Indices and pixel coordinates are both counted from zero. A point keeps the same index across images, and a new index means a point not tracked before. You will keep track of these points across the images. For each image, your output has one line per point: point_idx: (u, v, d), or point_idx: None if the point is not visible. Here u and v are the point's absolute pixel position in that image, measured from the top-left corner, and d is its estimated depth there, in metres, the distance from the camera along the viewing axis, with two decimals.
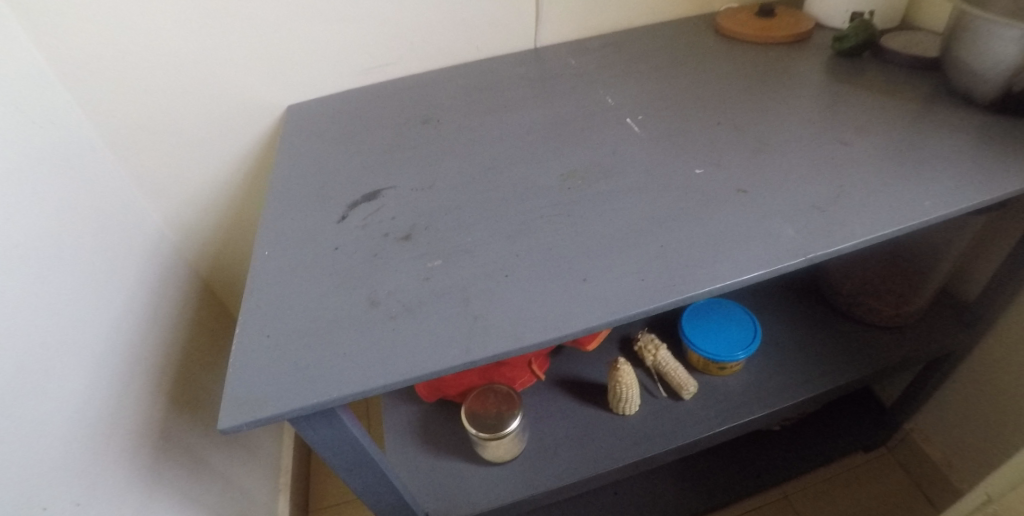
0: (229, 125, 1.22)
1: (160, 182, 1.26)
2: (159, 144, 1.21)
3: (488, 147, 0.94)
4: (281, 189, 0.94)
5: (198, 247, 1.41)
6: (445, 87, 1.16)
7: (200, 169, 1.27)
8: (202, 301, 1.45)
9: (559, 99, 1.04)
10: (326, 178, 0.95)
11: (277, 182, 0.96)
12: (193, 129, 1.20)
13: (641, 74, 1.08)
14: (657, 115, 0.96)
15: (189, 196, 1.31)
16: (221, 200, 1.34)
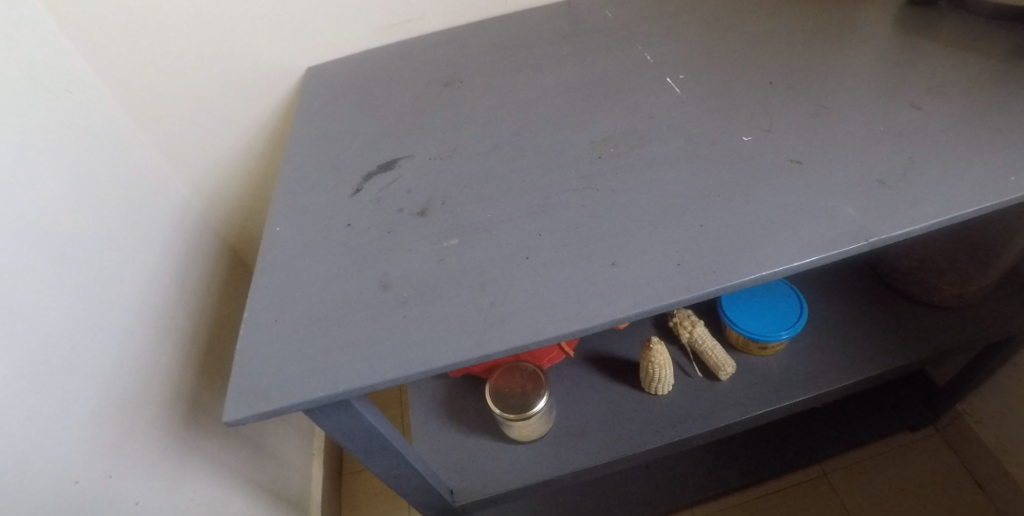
0: (247, 88, 1.18)
1: (180, 147, 1.23)
2: (178, 109, 1.17)
3: (515, 111, 0.87)
4: (297, 159, 0.90)
5: (225, 213, 1.40)
6: (469, 44, 1.08)
7: (219, 134, 1.24)
8: (232, 265, 1.45)
9: (591, 56, 0.95)
10: (343, 146, 0.90)
11: (294, 153, 0.92)
12: (211, 93, 1.16)
13: (683, 27, 0.98)
14: (700, 74, 0.86)
15: (210, 162, 1.28)
16: (243, 166, 1.31)
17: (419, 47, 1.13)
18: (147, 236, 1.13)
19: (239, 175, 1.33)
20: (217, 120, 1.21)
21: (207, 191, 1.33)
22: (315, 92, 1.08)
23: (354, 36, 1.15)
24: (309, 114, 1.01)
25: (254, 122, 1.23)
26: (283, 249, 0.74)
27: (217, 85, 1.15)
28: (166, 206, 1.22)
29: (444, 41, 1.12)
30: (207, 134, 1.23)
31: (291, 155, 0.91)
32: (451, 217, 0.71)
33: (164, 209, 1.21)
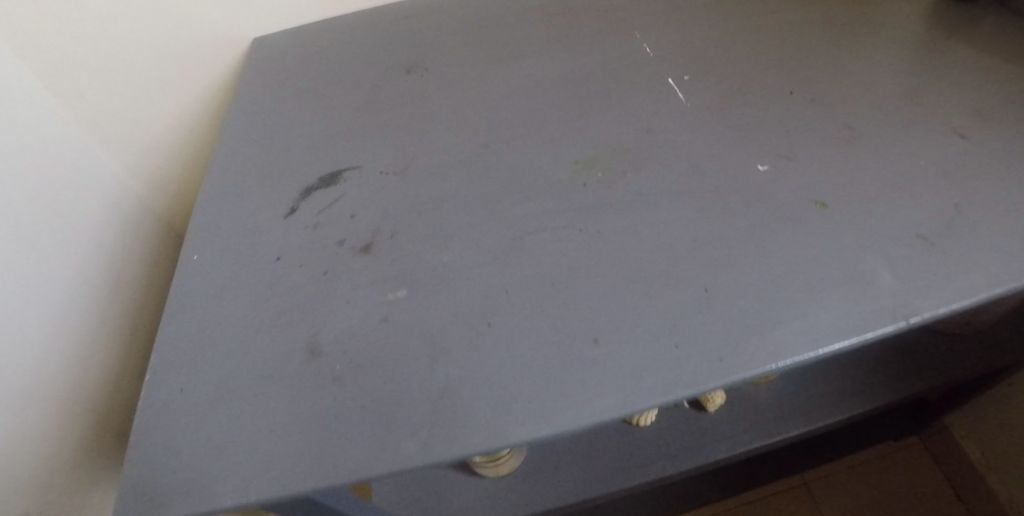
0: (185, 43, 0.96)
1: (109, 116, 0.99)
2: (104, 68, 0.94)
3: (486, 104, 0.72)
4: (227, 159, 0.75)
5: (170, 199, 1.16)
6: (439, 15, 0.92)
7: (159, 103, 1.01)
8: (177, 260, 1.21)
9: (581, 42, 0.80)
10: (281, 143, 0.75)
11: (223, 149, 0.77)
12: (146, 51, 0.94)
13: (689, 13, 0.83)
14: (709, 75, 0.73)
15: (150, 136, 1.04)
16: (192, 145, 1.08)
17: (382, 16, 0.96)
18: (76, 225, 0.90)
19: (186, 156, 1.09)
20: (155, 86, 0.99)
21: (148, 175, 1.08)
22: (258, 66, 0.92)
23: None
24: (246, 98, 0.85)
25: (199, 93, 1.02)
26: (203, 288, 0.61)
27: (153, 43, 0.94)
28: (96, 187, 0.98)
29: (411, 9, 0.95)
30: (143, 102, 1.00)
31: (220, 153, 0.76)
32: (402, 257, 0.58)
33: (95, 191, 0.97)
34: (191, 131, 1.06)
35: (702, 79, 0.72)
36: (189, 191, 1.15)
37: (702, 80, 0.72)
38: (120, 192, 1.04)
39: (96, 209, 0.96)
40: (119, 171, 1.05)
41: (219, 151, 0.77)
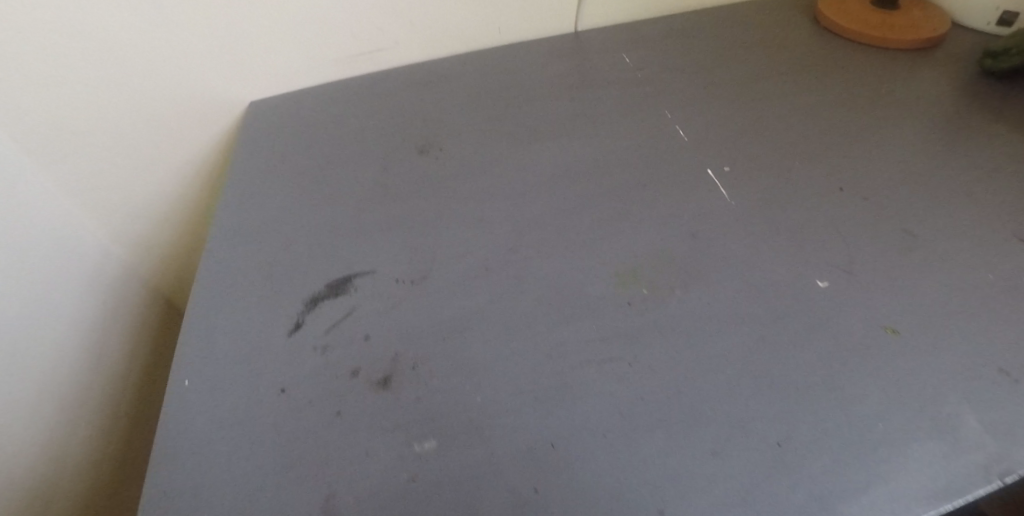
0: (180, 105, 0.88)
1: (98, 182, 0.89)
2: (91, 128, 0.84)
3: (509, 198, 0.66)
4: (218, 251, 0.67)
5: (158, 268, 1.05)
6: (451, 87, 0.87)
7: (152, 166, 0.92)
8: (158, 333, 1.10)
9: (607, 121, 0.74)
10: (280, 235, 0.68)
11: (214, 239, 0.68)
12: (137, 111, 0.86)
13: (721, 91, 0.78)
14: (751, 167, 0.67)
15: (145, 206, 0.96)
16: (191, 216, 1.01)
17: (388, 86, 0.90)
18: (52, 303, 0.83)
19: (185, 228, 1.02)
20: (147, 148, 0.90)
21: (148, 248, 1.01)
22: (249, 137, 0.84)
23: (306, 58, 0.90)
24: (238, 175, 0.78)
25: (193, 157, 0.94)
26: (190, 423, 0.52)
27: (144, 104, 0.85)
28: (82, 261, 0.90)
29: (421, 80, 0.90)
30: (136, 165, 0.91)
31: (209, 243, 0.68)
32: (427, 395, 0.51)
33: (75, 263, 0.88)
34: (188, 201, 0.98)
35: (745, 173, 0.66)
36: (191, 267, 1.08)
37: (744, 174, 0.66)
38: (111, 265, 0.96)
39: (76, 285, 0.88)
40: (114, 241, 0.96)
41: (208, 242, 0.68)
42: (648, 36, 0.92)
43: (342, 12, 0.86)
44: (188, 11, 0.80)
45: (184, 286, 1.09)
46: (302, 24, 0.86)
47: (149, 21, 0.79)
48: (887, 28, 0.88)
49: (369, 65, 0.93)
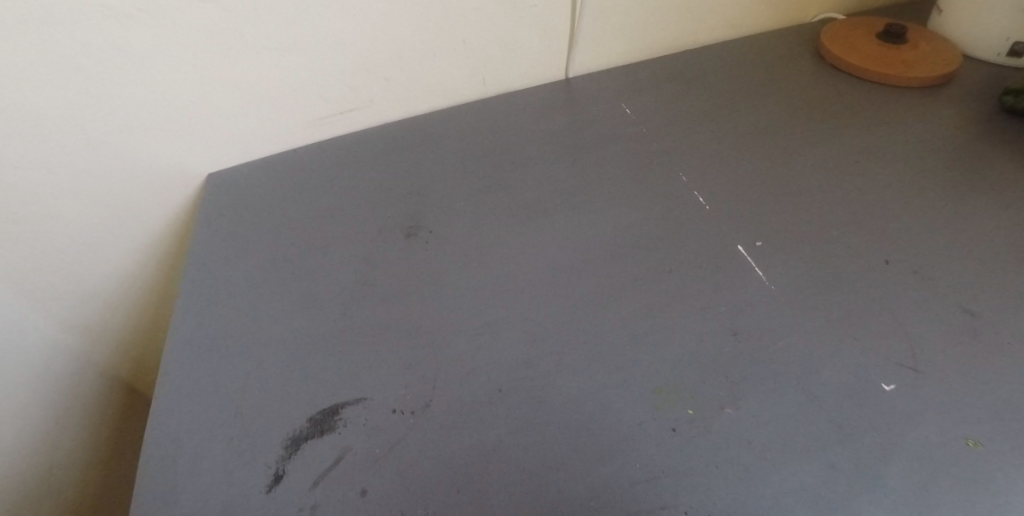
0: (127, 188, 0.78)
1: (39, 273, 0.78)
2: (26, 215, 0.73)
3: (517, 293, 0.57)
4: (174, 372, 0.56)
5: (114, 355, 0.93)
6: (435, 152, 0.78)
7: (100, 249, 0.81)
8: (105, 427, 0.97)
9: (616, 189, 0.67)
10: (249, 349, 0.58)
11: (168, 357, 0.57)
12: (80, 194, 0.75)
13: (735, 147, 0.71)
14: (783, 239, 0.60)
15: (96, 291, 0.84)
16: (150, 297, 0.90)
17: (365, 151, 0.81)
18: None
19: (144, 310, 0.91)
20: (93, 232, 0.79)
21: (104, 335, 0.90)
22: (207, 219, 0.73)
23: (271, 123, 0.80)
24: (196, 268, 0.67)
25: (146, 237, 0.83)
26: None
27: (88, 186, 0.75)
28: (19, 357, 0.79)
29: (401, 143, 0.82)
30: (81, 250, 0.80)
31: (163, 363, 0.57)
32: None
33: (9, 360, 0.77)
34: (144, 282, 0.88)
35: (779, 247, 0.59)
36: (155, 350, 0.98)
37: (778, 249, 0.59)
38: (59, 356, 0.85)
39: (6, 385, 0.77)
40: (63, 332, 0.85)
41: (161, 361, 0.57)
42: (645, 85, 0.85)
43: (310, 73, 0.76)
44: (134, 82, 0.70)
45: (147, 370, 0.99)
46: (266, 87, 0.76)
47: (88, 95, 0.68)
48: (894, 63, 0.83)
49: (341, 126, 0.84)
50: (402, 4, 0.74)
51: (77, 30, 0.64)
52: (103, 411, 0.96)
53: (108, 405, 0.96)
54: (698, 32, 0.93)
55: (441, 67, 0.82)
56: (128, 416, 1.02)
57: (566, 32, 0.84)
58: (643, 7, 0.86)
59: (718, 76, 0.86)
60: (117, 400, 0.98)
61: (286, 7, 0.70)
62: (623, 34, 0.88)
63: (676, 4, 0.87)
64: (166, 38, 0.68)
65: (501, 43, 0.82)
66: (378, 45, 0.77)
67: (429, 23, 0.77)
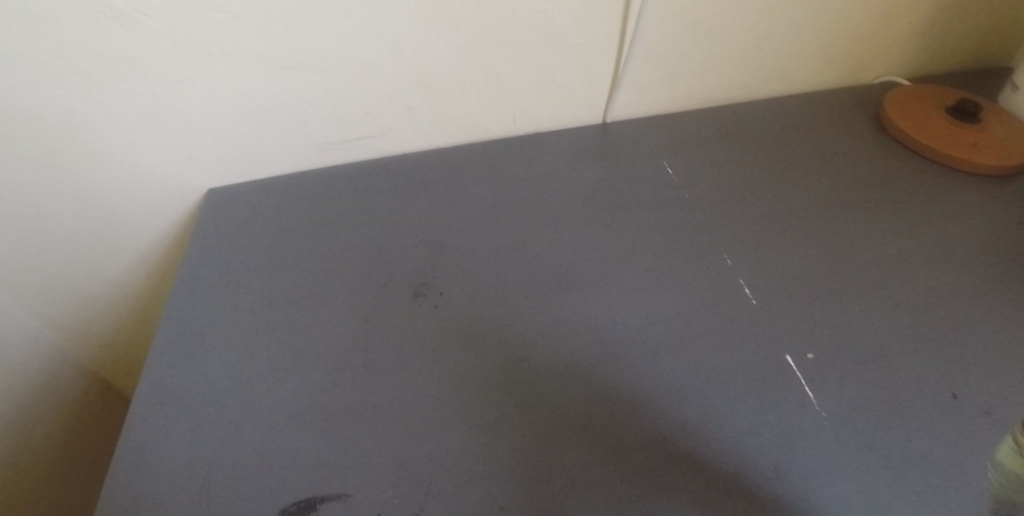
0: (124, 195, 0.72)
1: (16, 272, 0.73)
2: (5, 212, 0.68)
3: (526, 380, 0.52)
4: (137, 427, 0.50)
5: (98, 358, 0.86)
6: (454, 197, 0.73)
7: (88, 253, 0.76)
8: (74, 431, 0.88)
9: (647, 272, 0.62)
10: (228, 409, 0.51)
11: (134, 408, 0.52)
12: (69, 197, 0.70)
13: (779, 235, 0.67)
14: (830, 352, 0.55)
15: (76, 296, 0.79)
16: (137, 303, 0.84)
17: (378, 185, 0.76)
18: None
19: (128, 317, 0.84)
20: (76, 237, 0.74)
21: (87, 341, 0.83)
22: (210, 248, 0.69)
23: (281, 145, 0.74)
24: (184, 305, 0.62)
25: (135, 249, 0.78)
26: None
27: (75, 190, 0.70)
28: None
29: (418, 181, 0.76)
30: (65, 253, 0.75)
31: (128, 415, 0.51)
32: None
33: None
34: (130, 292, 0.82)
35: (825, 364, 0.54)
36: (137, 355, 0.89)
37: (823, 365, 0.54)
38: (36, 364, 0.78)
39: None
40: (42, 337, 0.79)
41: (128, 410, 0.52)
42: (684, 145, 0.80)
43: (325, 96, 0.70)
44: (132, 88, 0.64)
45: (128, 373, 0.90)
46: (277, 107, 0.70)
47: (80, 97, 0.64)
48: (965, 143, 0.76)
49: (356, 152, 0.78)
50: (434, 32, 0.68)
51: (69, 28, 0.58)
52: (77, 416, 0.87)
53: (82, 410, 0.87)
54: (749, 86, 0.86)
55: (469, 102, 0.76)
56: (102, 421, 0.92)
57: (609, 76, 0.78)
58: (696, 56, 0.79)
59: (762, 143, 0.81)
60: (94, 405, 0.89)
61: (306, 23, 0.64)
62: (669, 83, 0.81)
63: (730, 55, 0.80)
64: (171, 46, 0.62)
65: (537, 82, 0.76)
66: (403, 71, 0.70)
67: (462, 53, 0.70)
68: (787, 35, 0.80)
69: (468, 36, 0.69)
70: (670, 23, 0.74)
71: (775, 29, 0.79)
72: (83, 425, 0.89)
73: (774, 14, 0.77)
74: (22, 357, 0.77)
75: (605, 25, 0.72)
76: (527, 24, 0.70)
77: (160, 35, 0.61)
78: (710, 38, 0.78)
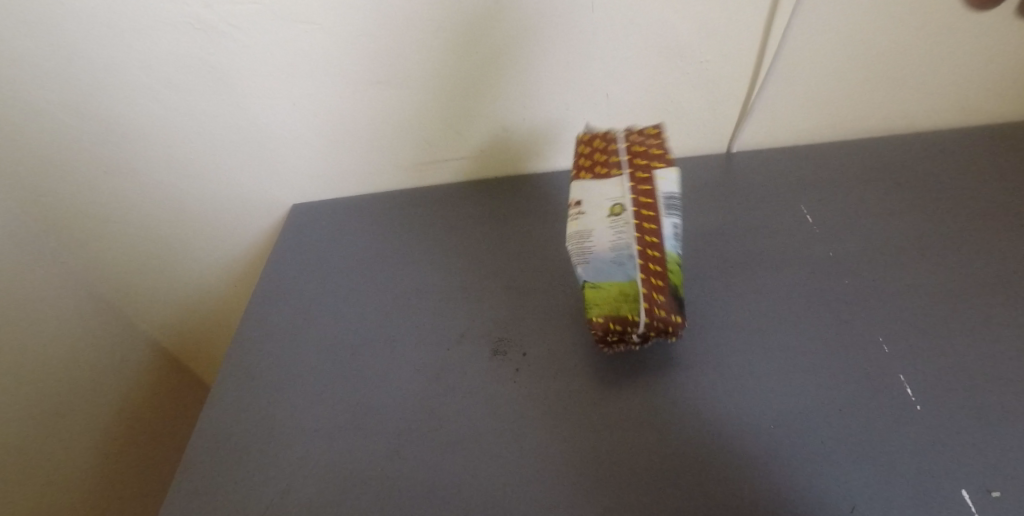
0: (221, 210, 0.73)
1: (113, 265, 0.76)
2: (106, 216, 0.71)
3: (605, 480, 0.47)
4: (225, 463, 0.53)
5: (195, 351, 0.90)
6: (543, 234, 0.67)
7: (186, 261, 0.78)
8: (161, 419, 0.90)
9: (779, 350, 0.54)
10: (321, 467, 0.51)
11: (237, 454, 0.53)
12: (163, 206, 0.71)
13: (952, 312, 0.55)
14: (1008, 492, 0.43)
15: (168, 295, 0.81)
16: (225, 306, 0.84)
17: (463, 213, 0.71)
18: (7, 409, 0.65)
19: (218, 319, 0.86)
20: (169, 243, 0.75)
21: (183, 337, 0.87)
22: (306, 271, 0.68)
23: (367, 160, 0.71)
24: (265, 332, 0.63)
25: (223, 256, 0.78)
26: None
27: (169, 200, 0.71)
28: (76, 349, 0.75)
29: (508, 212, 0.70)
30: (167, 260, 0.77)
31: (233, 460, 0.53)
32: None
33: (63, 354, 0.73)
34: (217, 296, 0.83)
35: (1005, 510, 0.43)
36: (217, 351, 0.91)
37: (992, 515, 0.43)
38: (138, 354, 0.84)
39: (62, 381, 0.73)
40: (144, 330, 0.85)
41: (208, 446, 0.54)
42: (824, 187, 0.68)
43: (414, 113, 0.66)
44: (219, 102, 0.63)
45: (205, 364, 0.92)
46: (365, 123, 0.66)
47: (181, 116, 0.64)
48: None
49: (446, 172, 0.73)
50: (537, 46, 0.60)
51: (156, 38, 0.57)
52: (160, 404, 0.90)
53: (168, 400, 0.91)
54: (920, 114, 0.70)
55: (572, 123, 0.68)
56: (181, 408, 0.94)
57: (740, 102, 0.67)
58: (854, 78, 0.65)
59: (927, 189, 0.66)
60: (175, 393, 0.92)
61: (401, 40, 0.59)
62: (815, 109, 0.69)
63: (896, 80, 0.66)
64: (255, 58, 0.60)
65: (653, 103, 0.66)
66: (504, 91, 0.64)
67: (568, 74, 0.63)
68: (983, 54, 0.64)
69: (577, 50, 0.61)
70: (824, 42, 0.62)
71: (964, 47, 0.63)
72: (171, 414, 0.92)
73: (969, 30, 0.61)
74: (127, 352, 0.83)
75: (742, 38, 0.61)
76: (646, 37, 0.60)
77: (256, 57, 0.60)
78: (876, 59, 0.63)
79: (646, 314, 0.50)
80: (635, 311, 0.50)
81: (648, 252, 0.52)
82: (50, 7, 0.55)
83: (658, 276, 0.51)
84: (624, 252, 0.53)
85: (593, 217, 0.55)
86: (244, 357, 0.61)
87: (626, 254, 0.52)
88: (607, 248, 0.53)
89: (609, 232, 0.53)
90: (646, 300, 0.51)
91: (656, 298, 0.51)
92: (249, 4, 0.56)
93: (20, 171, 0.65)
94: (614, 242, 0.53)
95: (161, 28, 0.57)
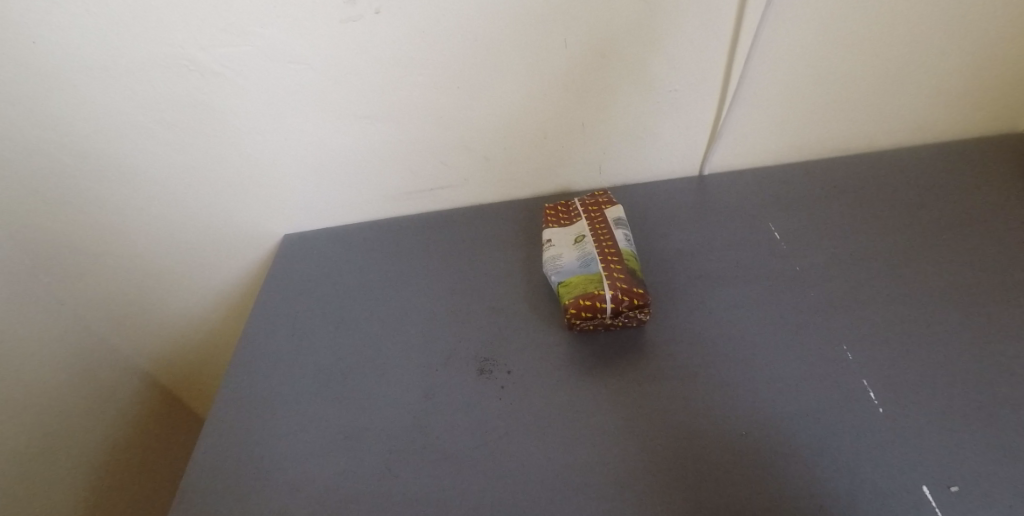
0: (214, 241, 0.75)
1: (109, 298, 0.78)
2: (101, 250, 0.73)
3: (589, 489, 0.50)
4: (225, 487, 0.55)
5: (188, 380, 0.92)
6: (526, 256, 0.70)
7: (179, 292, 0.79)
8: (157, 449, 0.91)
9: (751, 361, 0.57)
10: (319, 487, 0.53)
11: (238, 476, 0.55)
12: (158, 238, 0.73)
13: (909, 319, 0.58)
14: (964, 486, 0.47)
15: (161, 325, 0.83)
16: (217, 334, 0.86)
17: (449, 238, 0.74)
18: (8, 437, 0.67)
19: (211, 347, 0.88)
20: (166, 275, 0.77)
21: (176, 367, 0.89)
22: (298, 298, 0.70)
23: (355, 190, 0.73)
24: (259, 358, 0.65)
25: (218, 286, 0.80)
26: None
27: (164, 233, 0.73)
28: (72, 381, 0.76)
29: (492, 236, 0.73)
30: (160, 291, 0.79)
31: (233, 483, 0.55)
32: None
33: (58, 386, 0.75)
34: (209, 325, 0.85)
35: (961, 505, 0.46)
36: (211, 379, 0.93)
37: (950, 510, 0.46)
38: (132, 384, 0.86)
39: (57, 413, 0.74)
40: (136, 361, 0.86)
41: (205, 472, 0.56)
42: (791, 204, 0.71)
43: (402, 145, 0.69)
44: (213, 138, 0.66)
45: (200, 393, 0.94)
46: (355, 156, 0.69)
47: (176, 152, 0.66)
48: None
49: (433, 200, 0.76)
50: (516, 79, 0.64)
51: (152, 79, 0.60)
52: (158, 435, 0.91)
53: (165, 430, 0.92)
54: (875, 135, 0.75)
55: (552, 150, 0.71)
56: (178, 438, 0.95)
57: (708, 127, 0.71)
58: (811, 103, 0.70)
59: (887, 204, 0.70)
60: (171, 424, 0.94)
61: (386, 77, 0.63)
62: (779, 132, 0.73)
63: (852, 104, 0.70)
64: (247, 96, 0.63)
65: (627, 131, 0.70)
66: (485, 121, 0.67)
67: (545, 103, 0.66)
68: (932, 77, 0.68)
69: (553, 83, 0.65)
70: (783, 69, 0.66)
71: (911, 74, 0.67)
72: (168, 444, 0.93)
73: (915, 56, 0.66)
74: (121, 383, 0.84)
75: (708, 69, 0.65)
76: (617, 70, 0.64)
77: (249, 95, 0.63)
78: (832, 84, 0.68)
79: (608, 286, 0.58)
80: (602, 288, 0.58)
81: (608, 258, 0.61)
82: (49, 52, 0.57)
83: (617, 267, 0.60)
84: (589, 258, 0.62)
85: (562, 244, 0.66)
86: (240, 384, 0.62)
87: (590, 257, 0.62)
88: (575, 257, 0.63)
89: (578, 251, 0.64)
90: (610, 281, 0.58)
91: (618, 278, 0.58)
92: (242, 46, 0.59)
93: (17, 210, 0.67)
94: (580, 251, 0.63)
95: (157, 70, 0.60)
